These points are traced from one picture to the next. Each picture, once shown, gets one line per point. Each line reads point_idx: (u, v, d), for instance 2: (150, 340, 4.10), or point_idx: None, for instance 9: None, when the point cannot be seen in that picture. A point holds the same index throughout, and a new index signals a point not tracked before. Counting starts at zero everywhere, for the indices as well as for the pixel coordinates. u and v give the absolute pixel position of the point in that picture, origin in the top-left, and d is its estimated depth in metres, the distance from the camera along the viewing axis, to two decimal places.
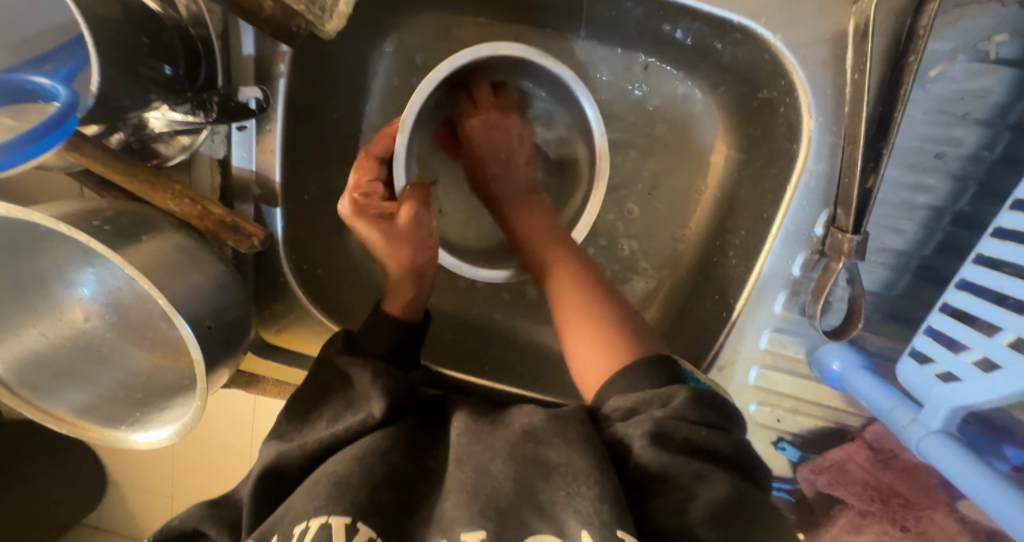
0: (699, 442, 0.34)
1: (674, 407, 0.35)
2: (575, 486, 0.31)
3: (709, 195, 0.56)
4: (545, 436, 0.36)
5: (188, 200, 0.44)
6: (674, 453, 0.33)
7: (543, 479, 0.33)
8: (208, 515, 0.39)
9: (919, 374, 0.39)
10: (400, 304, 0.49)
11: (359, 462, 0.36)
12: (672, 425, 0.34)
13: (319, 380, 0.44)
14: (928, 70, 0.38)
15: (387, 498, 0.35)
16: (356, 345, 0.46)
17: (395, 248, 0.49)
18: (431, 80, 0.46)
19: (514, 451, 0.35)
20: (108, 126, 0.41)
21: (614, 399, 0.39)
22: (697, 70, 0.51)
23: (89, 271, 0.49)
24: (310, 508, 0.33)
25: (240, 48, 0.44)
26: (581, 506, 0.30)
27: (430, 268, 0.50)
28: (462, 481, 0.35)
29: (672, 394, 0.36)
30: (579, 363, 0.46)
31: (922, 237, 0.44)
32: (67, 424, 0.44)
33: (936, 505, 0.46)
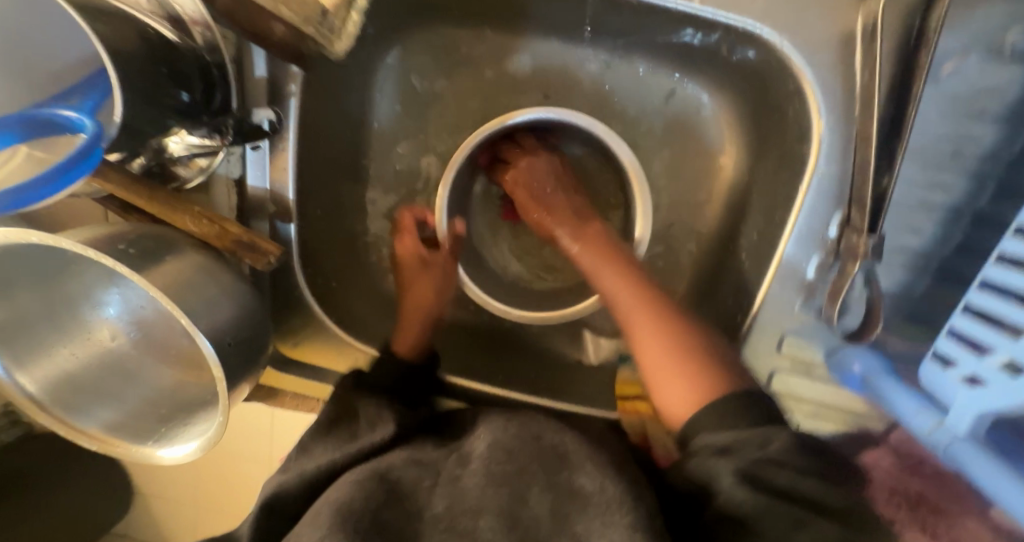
0: (800, 491, 0.32)
1: (773, 450, 0.34)
2: (608, 514, 0.32)
3: (719, 197, 0.56)
4: (577, 459, 0.37)
5: (207, 220, 0.46)
6: (770, 497, 0.31)
7: (578, 508, 0.34)
8: (212, 531, 0.40)
9: (944, 378, 0.38)
10: (409, 343, 0.54)
11: (359, 487, 0.37)
12: (770, 467, 0.33)
13: (339, 413, 0.46)
14: (941, 67, 0.37)
15: (392, 519, 0.36)
16: (365, 380, 0.50)
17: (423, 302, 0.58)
18: (469, 144, 0.56)
19: (547, 479, 0.37)
20: (131, 152, 0.43)
21: (706, 435, 0.38)
22: (703, 73, 0.52)
23: (114, 291, 0.50)
24: (319, 535, 0.33)
25: (253, 71, 0.45)
26: (615, 533, 0.30)
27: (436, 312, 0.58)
28: (496, 502, 0.36)
29: (770, 438, 0.35)
30: (657, 381, 0.46)
31: (941, 236, 0.43)
32: (99, 442, 0.46)
33: (967, 511, 0.42)
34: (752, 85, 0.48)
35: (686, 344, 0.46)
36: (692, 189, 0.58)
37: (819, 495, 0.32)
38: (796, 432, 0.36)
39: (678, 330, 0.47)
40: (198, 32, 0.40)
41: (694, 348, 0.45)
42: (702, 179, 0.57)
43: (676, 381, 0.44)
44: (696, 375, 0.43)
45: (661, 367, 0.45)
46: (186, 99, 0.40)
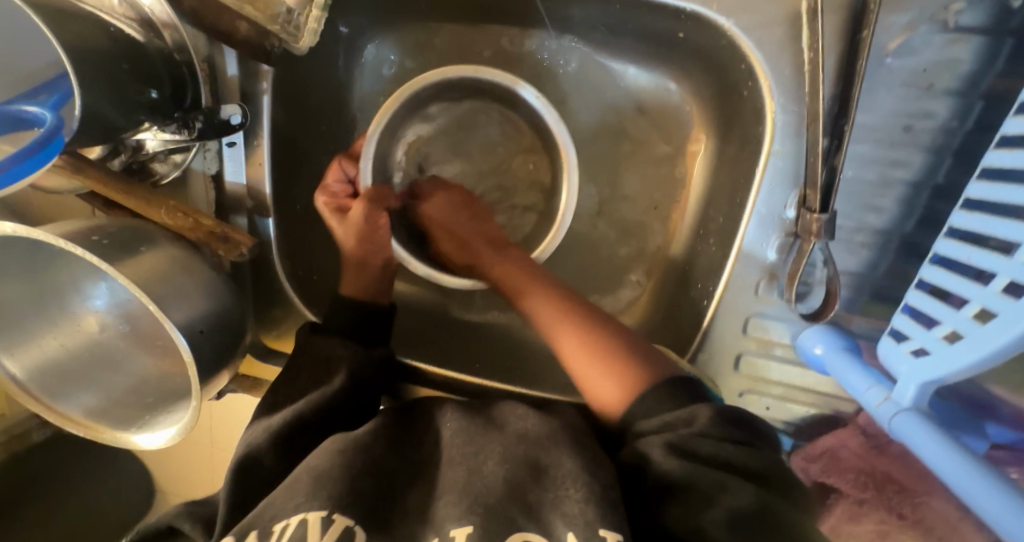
0: (722, 456, 0.34)
1: (697, 424, 0.37)
2: (563, 489, 0.34)
3: (690, 184, 0.57)
4: (536, 438, 0.39)
5: (181, 213, 0.47)
6: (697, 465, 0.33)
7: (533, 481, 0.35)
8: (185, 518, 0.41)
9: (895, 351, 0.38)
10: (354, 286, 0.53)
11: (339, 456, 0.38)
12: (694, 438, 0.35)
13: (293, 377, 0.46)
14: (885, 43, 0.37)
15: (369, 486, 0.37)
16: (322, 324, 0.50)
17: (347, 239, 0.55)
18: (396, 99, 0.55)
19: (507, 452, 0.38)
20: (110, 148, 0.46)
21: (644, 422, 0.40)
22: (668, 62, 0.53)
23: (100, 284, 0.52)
24: (291, 507, 0.34)
25: (225, 70, 0.47)
26: (569, 508, 0.32)
27: (377, 259, 0.55)
28: (455, 480, 0.37)
29: (695, 414, 0.38)
30: (584, 376, 0.47)
31: (902, 214, 0.43)
32: (85, 427, 0.48)
33: (933, 491, 0.44)
34: (712, 70, 0.48)
35: (607, 345, 0.47)
36: (664, 176, 0.58)
37: (736, 459, 0.34)
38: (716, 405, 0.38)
39: (594, 327, 0.49)
40: (168, 34, 0.43)
41: (619, 349, 0.47)
42: (672, 166, 0.58)
43: (603, 377, 0.45)
44: (617, 368, 0.45)
45: (591, 366, 0.46)
46: (155, 97, 0.42)
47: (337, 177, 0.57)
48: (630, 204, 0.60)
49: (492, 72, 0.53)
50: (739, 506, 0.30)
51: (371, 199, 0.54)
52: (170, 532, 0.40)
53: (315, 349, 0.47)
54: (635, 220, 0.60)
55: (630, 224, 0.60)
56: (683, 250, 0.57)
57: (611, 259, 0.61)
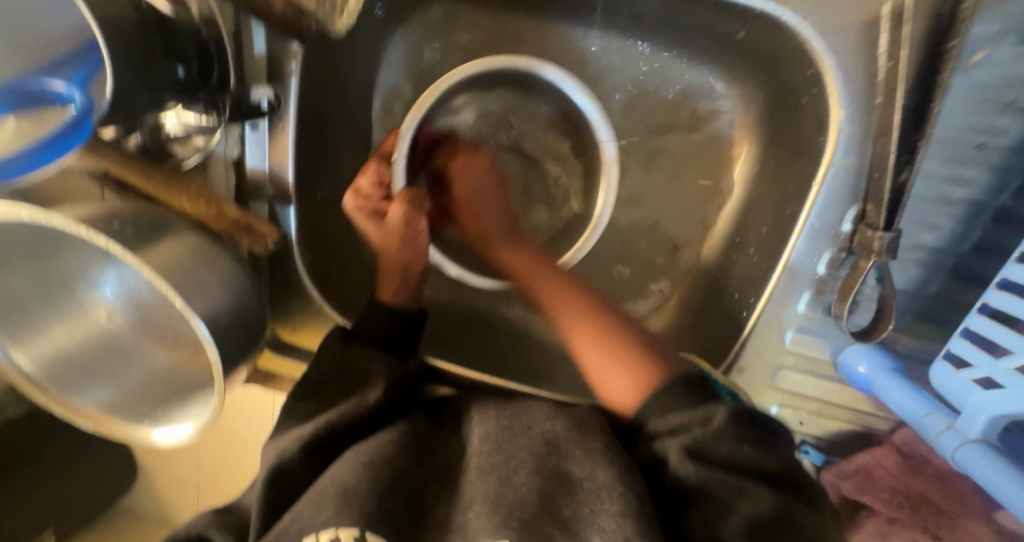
0: (737, 459, 0.33)
1: (714, 426, 0.34)
2: (598, 502, 0.31)
3: (728, 188, 0.55)
4: (567, 446, 0.36)
5: (203, 201, 0.45)
6: (714, 470, 0.33)
7: (564, 493, 0.33)
8: (216, 524, 0.40)
9: (955, 379, 0.38)
10: (391, 290, 0.51)
11: (366, 470, 0.36)
12: (711, 442, 0.34)
13: (322, 377, 0.44)
14: (970, 55, 0.35)
15: (398, 508, 0.35)
16: (355, 332, 0.47)
17: (387, 243, 0.52)
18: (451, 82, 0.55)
19: (538, 465, 0.35)
20: (129, 130, 0.41)
21: (654, 419, 0.38)
22: (718, 60, 0.51)
23: (109, 271, 0.49)
24: (320, 522, 0.33)
25: (252, 49, 0.44)
26: (606, 522, 0.30)
27: (417, 263, 0.53)
28: (485, 491, 0.35)
29: (711, 414, 0.35)
30: (600, 376, 0.44)
31: (959, 235, 0.41)
32: (95, 421, 0.46)
33: (970, 515, 0.44)
34: (768, 71, 0.46)
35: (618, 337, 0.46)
36: (700, 178, 0.56)
37: (755, 464, 0.33)
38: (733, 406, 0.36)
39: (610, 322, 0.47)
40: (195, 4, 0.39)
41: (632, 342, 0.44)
42: (713, 169, 0.56)
43: (620, 375, 0.43)
44: (631, 367, 0.43)
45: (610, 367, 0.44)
46: (181, 74, 0.38)
47: (370, 180, 0.54)
48: (665, 207, 0.58)
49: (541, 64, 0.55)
50: (759, 515, 0.30)
51: (410, 200, 0.53)
52: (204, 540, 0.40)
53: (349, 361, 0.45)
54: (670, 223, 0.58)
55: (662, 227, 0.58)
56: (718, 256, 0.55)
57: (642, 263, 0.59)
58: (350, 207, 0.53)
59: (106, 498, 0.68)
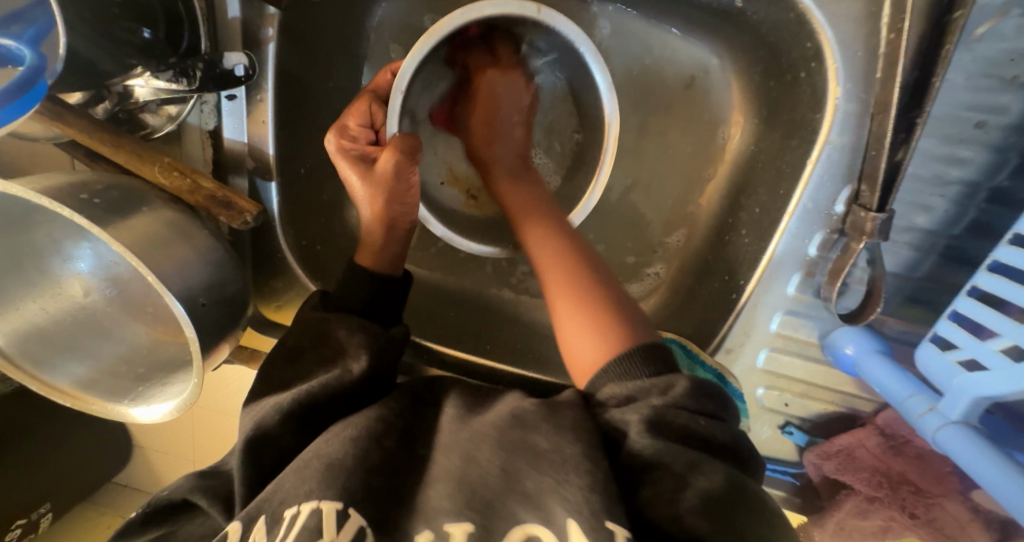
0: (695, 432, 0.33)
1: (674, 395, 0.34)
2: (564, 474, 0.30)
3: (724, 168, 0.54)
4: (533, 420, 0.35)
5: (178, 173, 0.43)
6: (670, 441, 0.31)
7: (531, 467, 0.32)
8: (198, 487, 0.40)
9: (940, 361, 0.38)
10: (370, 253, 0.49)
11: (353, 444, 0.35)
12: (670, 412, 0.33)
13: (301, 348, 0.44)
14: (974, 28, 0.33)
15: (379, 485, 0.35)
16: (337, 301, 0.47)
17: (373, 193, 0.47)
18: (443, 27, 0.45)
19: (502, 438, 0.35)
20: (94, 94, 0.40)
21: (611, 383, 0.37)
22: (715, 32, 0.49)
23: (86, 247, 0.48)
24: (301, 493, 0.33)
25: (226, 10, 0.41)
26: (569, 493, 0.29)
27: (404, 221, 0.49)
28: (449, 468, 0.35)
29: (672, 383, 0.35)
30: (566, 333, 0.43)
31: (952, 216, 0.40)
32: (72, 398, 0.45)
33: (948, 493, 0.44)
34: (766, 46, 0.45)
35: (595, 298, 0.43)
36: (695, 157, 0.55)
37: (707, 435, 0.33)
38: (693, 376, 0.35)
39: (581, 282, 0.44)
40: None
41: (605, 297, 0.43)
42: (707, 148, 0.54)
43: (586, 334, 0.41)
44: (602, 327, 0.41)
45: (575, 323, 0.42)
46: (147, 36, 0.38)
47: (359, 120, 0.50)
48: (658, 186, 0.57)
49: (558, 18, 0.46)
50: (713, 488, 0.29)
51: (403, 151, 0.44)
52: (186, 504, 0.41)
53: (327, 331, 0.44)
54: (663, 204, 0.57)
55: (655, 207, 0.57)
56: (710, 237, 0.54)
57: (631, 244, 0.58)
58: (333, 149, 0.48)
59: (96, 478, 0.67)
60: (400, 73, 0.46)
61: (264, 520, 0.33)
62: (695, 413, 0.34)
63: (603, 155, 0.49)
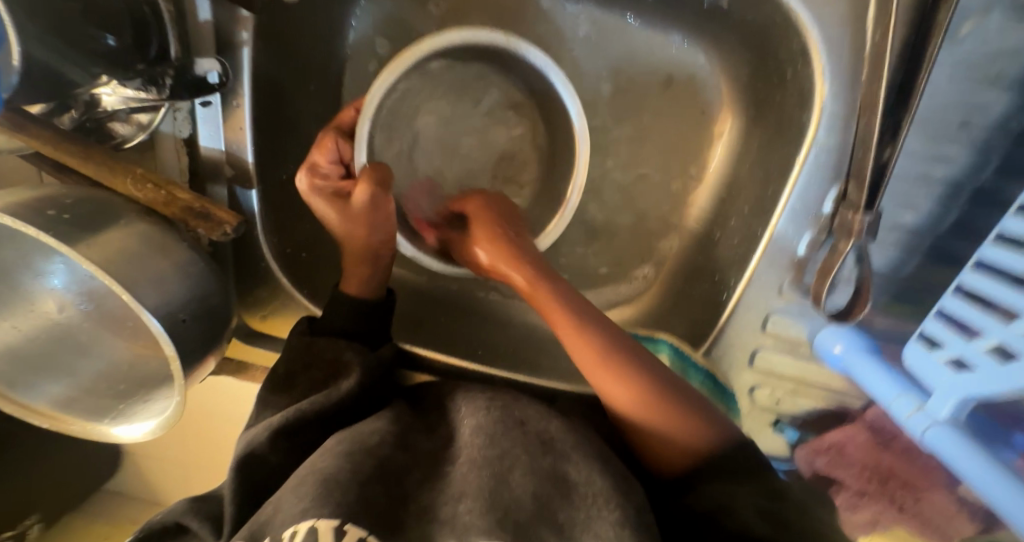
0: (792, 521, 0.31)
1: (785, 494, 0.33)
2: (597, 510, 0.31)
3: (713, 167, 0.53)
4: (563, 447, 0.35)
5: (151, 185, 0.41)
6: (777, 531, 0.30)
7: (561, 497, 0.32)
8: (189, 508, 0.39)
9: (930, 360, 0.37)
10: (357, 283, 0.47)
11: (347, 458, 0.34)
12: (773, 502, 0.32)
13: (293, 371, 0.42)
14: (959, 27, 0.33)
15: (380, 494, 0.33)
16: (324, 326, 0.46)
17: (352, 225, 0.47)
18: (411, 57, 0.46)
19: (533, 463, 0.34)
20: (60, 104, 0.38)
21: (720, 484, 0.35)
22: (701, 30, 0.49)
23: (58, 261, 0.45)
24: (297, 512, 0.31)
25: (196, 13, 0.40)
26: (603, 529, 0.30)
27: (387, 249, 0.48)
28: (478, 486, 0.33)
29: (785, 488, 0.34)
30: (593, 377, 0.40)
31: (938, 214, 0.40)
32: (50, 419, 0.43)
33: (935, 487, 0.45)
34: (753, 45, 0.44)
35: (637, 374, 0.39)
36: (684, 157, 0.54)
37: (795, 517, 0.32)
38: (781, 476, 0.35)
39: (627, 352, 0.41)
40: None
41: (638, 354, 0.41)
42: (696, 146, 0.54)
43: (617, 391, 0.39)
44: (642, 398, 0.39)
45: (614, 384, 0.39)
46: (112, 44, 0.35)
47: (328, 156, 0.48)
48: (648, 187, 0.56)
49: (525, 46, 0.48)
50: None
51: (375, 181, 0.45)
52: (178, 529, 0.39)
53: (327, 356, 0.43)
54: (652, 203, 0.56)
55: (646, 207, 0.56)
56: (700, 236, 0.54)
57: (622, 245, 0.58)
58: (305, 188, 0.46)
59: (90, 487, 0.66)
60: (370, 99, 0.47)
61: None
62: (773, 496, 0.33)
63: (574, 179, 0.51)
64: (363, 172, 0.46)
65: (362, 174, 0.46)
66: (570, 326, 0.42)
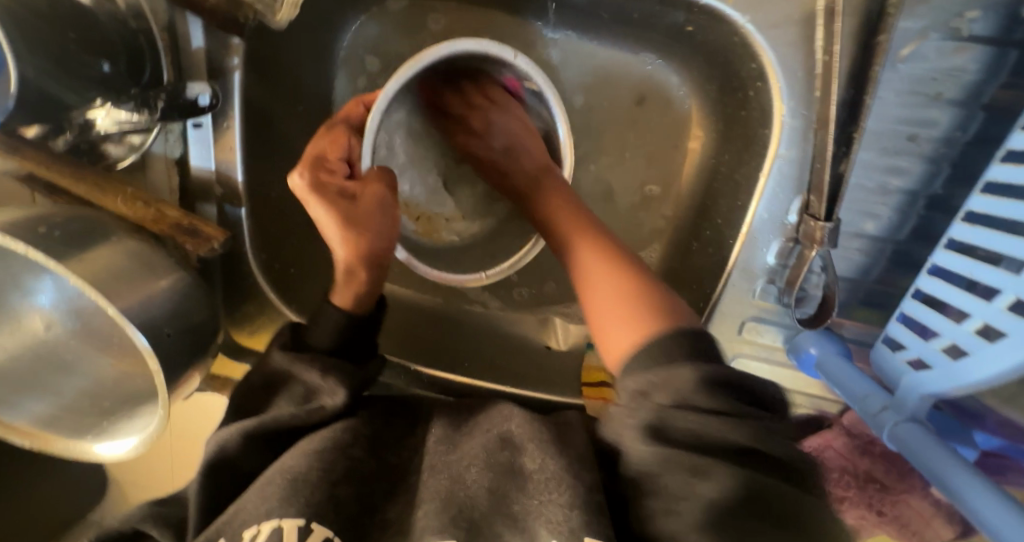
0: (701, 430, 0.28)
1: (678, 393, 0.30)
2: (546, 493, 0.30)
3: (687, 181, 0.56)
4: (520, 441, 0.35)
5: (141, 203, 0.42)
6: (670, 448, 0.28)
7: (515, 489, 0.32)
8: (150, 515, 0.39)
9: (893, 361, 0.39)
10: (349, 294, 0.47)
11: (316, 458, 0.35)
12: (669, 412, 0.29)
13: (263, 385, 0.43)
14: (898, 50, 0.36)
15: (347, 495, 0.35)
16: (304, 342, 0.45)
17: (354, 229, 0.46)
18: (413, 67, 0.45)
19: (489, 460, 0.35)
20: (53, 126, 0.40)
21: (625, 382, 0.34)
22: (670, 52, 0.51)
23: (46, 279, 0.46)
24: (262, 512, 0.32)
25: (190, 42, 0.42)
26: (553, 514, 0.29)
27: (385, 256, 0.49)
28: (436, 489, 0.35)
29: (675, 376, 0.31)
30: (607, 323, 0.41)
31: (898, 222, 0.42)
32: (33, 438, 0.44)
33: (912, 490, 0.46)
34: (718, 65, 0.47)
35: (638, 285, 0.41)
36: (660, 171, 0.57)
37: (722, 432, 0.27)
38: (699, 366, 0.31)
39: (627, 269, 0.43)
40: None
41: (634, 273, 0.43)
42: (671, 160, 0.56)
43: (625, 321, 0.39)
44: (641, 312, 0.39)
45: (619, 318, 0.40)
46: (107, 69, 0.39)
47: (337, 153, 0.48)
48: (626, 206, 0.58)
49: (516, 55, 0.47)
50: (717, 502, 0.25)
51: (383, 181, 0.48)
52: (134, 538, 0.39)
53: (297, 367, 0.43)
54: (632, 216, 0.58)
55: (623, 223, 0.59)
56: (678, 247, 0.56)
57: None
58: (302, 186, 0.45)
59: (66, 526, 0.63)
60: (378, 100, 0.45)
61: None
62: (704, 411, 0.28)
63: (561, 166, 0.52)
64: (371, 175, 0.48)
65: (370, 177, 0.48)
66: (595, 251, 0.46)
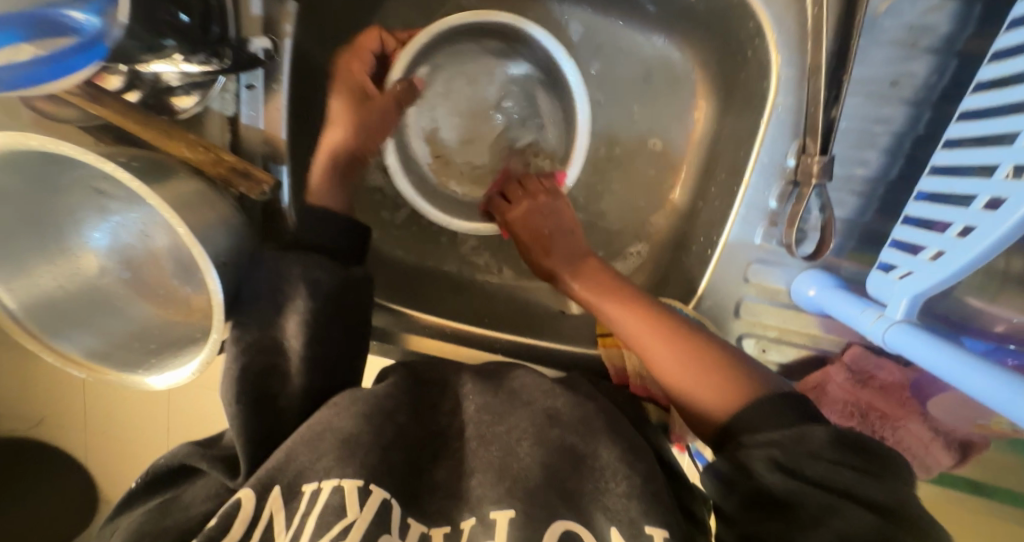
0: (839, 481, 0.30)
1: (812, 444, 0.32)
2: (610, 482, 0.35)
3: (691, 148, 0.61)
4: (569, 421, 0.38)
5: (202, 147, 0.46)
6: (802, 482, 0.31)
7: (575, 473, 0.36)
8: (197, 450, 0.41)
9: (885, 281, 0.43)
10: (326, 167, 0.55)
11: (363, 421, 0.38)
12: (802, 458, 0.32)
13: (302, 339, 0.45)
14: (878, 5, 0.42)
15: (399, 461, 0.37)
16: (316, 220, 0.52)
17: (355, 122, 0.58)
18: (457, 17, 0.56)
19: (541, 436, 0.38)
20: (130, 80, 0.45)
21: (747, 435, 0.36)
22: (674, 29, 0.57)
23: (103, 219, 0.48)
24: (322, 469, 0.35)
25: (249, 8, 0.47)
26: (612, 503, 0.34)
27: (364, 154, 0.59)
28: (490, 460, 0.37)
29: (808, 431, 0.33)
30: (683, 385, 0.42)
31: (888, 163, 0.47)
32: (86, 369, 0.46)
33: (911, 415, 0.49)
34: (719, 35, 0.52)
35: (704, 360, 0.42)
36: (666, 140, 0.62)
37: (861, 488, 0.30)
38: (833, 424, 0.33)
39: (682, 339, 0.44)
40: None
41: (687, 332, 0.45)
42: (676, 131, 0.61)
43: (705, 383, 0.41)
44: (720, 375, 0.40)
45: (691, 374, 0.42)
46: (185, 20, 0.41)
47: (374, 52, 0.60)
48: (636, 176, 0.63)
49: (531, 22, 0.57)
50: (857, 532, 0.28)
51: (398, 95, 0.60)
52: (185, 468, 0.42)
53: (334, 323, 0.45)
54: (641, 184, 0.63)
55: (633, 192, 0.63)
56: (684, 209, 0.61)
57: (615, 223, 0.64)
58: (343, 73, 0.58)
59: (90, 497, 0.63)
60: (420, 34, 0.58)
61: (280, 490, 0.35)
62: (837, 462, 0.31)
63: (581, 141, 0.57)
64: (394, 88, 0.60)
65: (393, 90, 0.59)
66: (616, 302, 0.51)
